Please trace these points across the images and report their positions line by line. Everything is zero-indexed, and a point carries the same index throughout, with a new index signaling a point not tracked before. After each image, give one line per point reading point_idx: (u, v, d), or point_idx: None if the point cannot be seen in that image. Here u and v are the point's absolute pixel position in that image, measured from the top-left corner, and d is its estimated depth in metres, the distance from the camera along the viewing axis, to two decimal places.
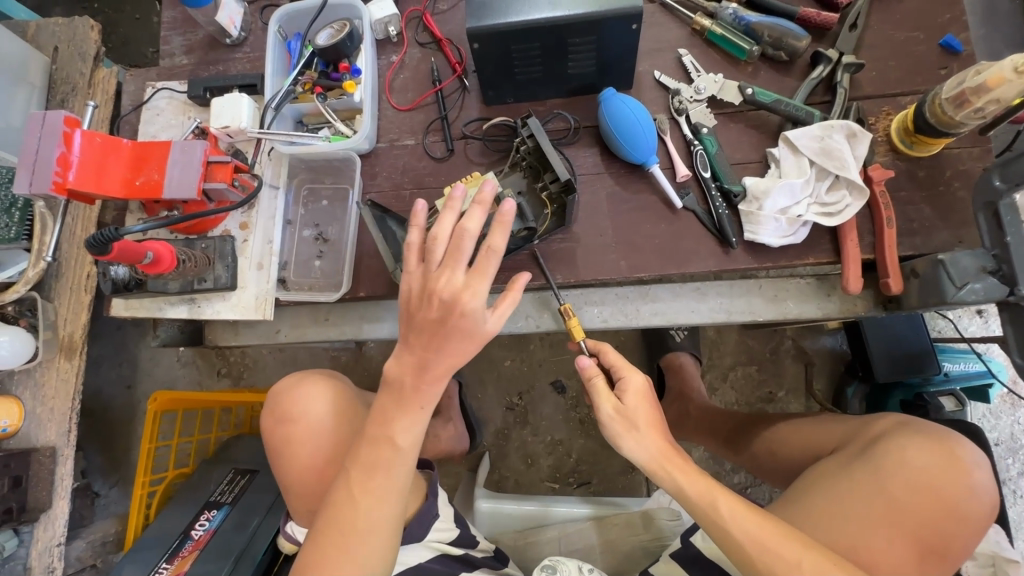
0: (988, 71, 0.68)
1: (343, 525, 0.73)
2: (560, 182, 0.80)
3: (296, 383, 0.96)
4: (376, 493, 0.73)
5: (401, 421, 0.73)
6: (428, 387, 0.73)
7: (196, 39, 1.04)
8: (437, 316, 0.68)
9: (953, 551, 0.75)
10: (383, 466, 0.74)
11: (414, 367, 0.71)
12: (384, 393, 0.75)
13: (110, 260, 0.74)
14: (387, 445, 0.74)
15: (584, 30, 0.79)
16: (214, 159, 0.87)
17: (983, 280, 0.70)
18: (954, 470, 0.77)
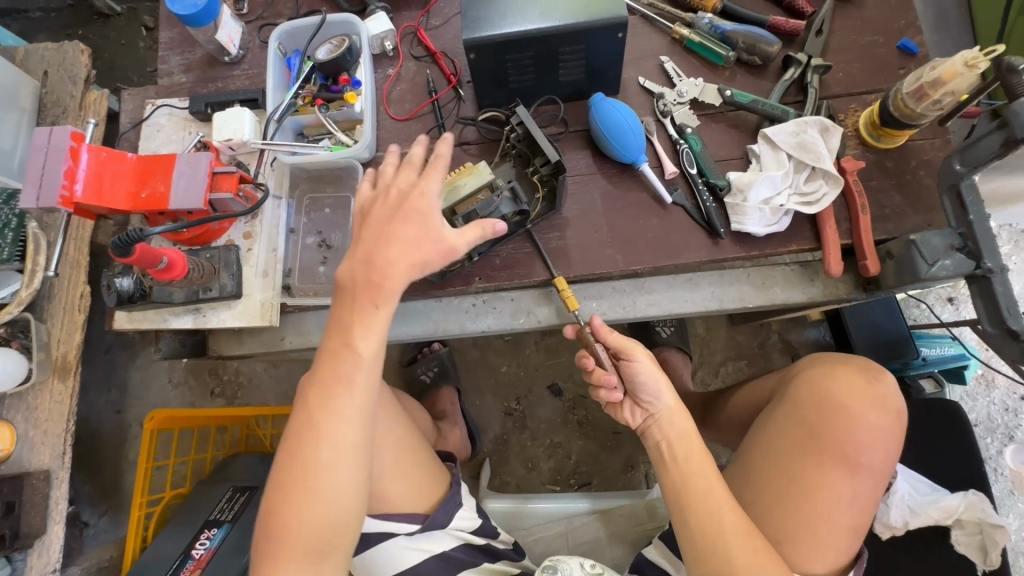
0: (943, 65, 0.74)
1: (308, 455, 0.71)
2: (552, 164, 0.85)
3: None
4: (338, 410, 0.72)
5: (361, 329, 0.74)
6: (390, 288, 0.73)
7: (194, 58, 1.07)
8: (393, 204, 0.76)
9: (879, 467, 0.78)
10: (348, 380, 0.73)
11: (376, 274, 0.73)
12: (335, 313, 0.75)
13: (129, 262, 0.77)
14: (349, 357, 0.73)
15: (572, 40, 0.84)
16: (218, 170, 0.89)
17: (952, 257, 0.75)
18: (861, 391, 0.81)
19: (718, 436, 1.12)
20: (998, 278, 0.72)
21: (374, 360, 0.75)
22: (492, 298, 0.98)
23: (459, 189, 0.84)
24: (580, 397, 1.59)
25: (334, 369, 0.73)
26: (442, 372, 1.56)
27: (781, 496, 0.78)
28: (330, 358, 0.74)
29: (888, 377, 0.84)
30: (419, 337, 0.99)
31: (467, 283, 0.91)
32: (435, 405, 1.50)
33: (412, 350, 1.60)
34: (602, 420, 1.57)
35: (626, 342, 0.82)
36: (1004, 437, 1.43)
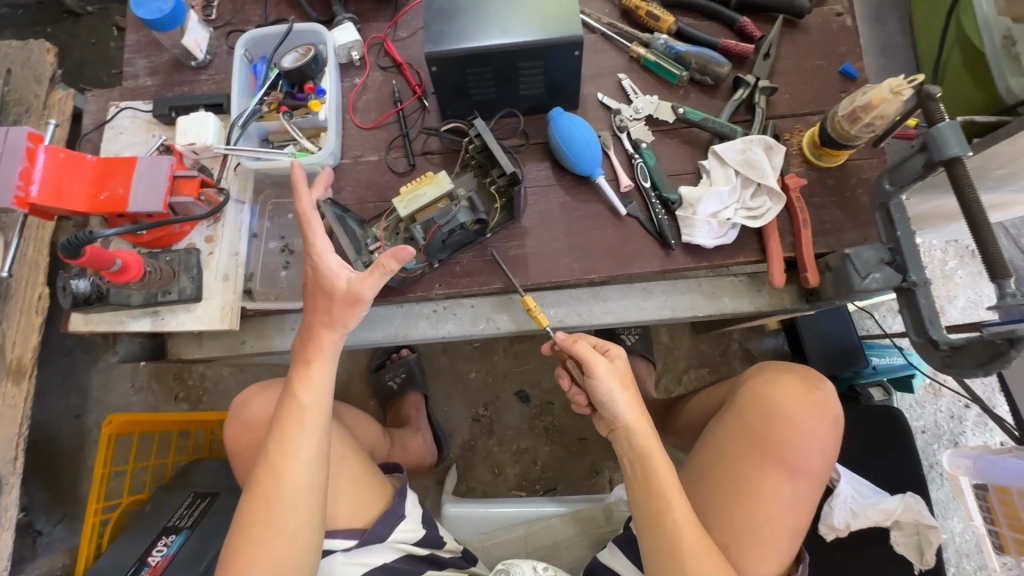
0: (872, 91, 0.79)
1: (269, 501, 0.76)
2: (508, 176, 0.86)
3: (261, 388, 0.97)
4: (293, 456, 0.78)
5: (304, 386, 0.81)
6: (325, 342, 0.81)
7: (160, 61, 1.07)
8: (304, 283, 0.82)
9: (816, 469, 0.81)
10: (298, 427, 0.79)
11: (309, 341, 0.81)
12: (290, 367, 0.83)
13: (78, 264, 0.77)
14: (296, 408, 0.80)
15: (531, 56, 0.87)
16: (180, 174, 0.90)
17: (882, 270, 0.79)
18: (801, 396, 0.84)
19: (676, 441, 1.15)
20: (922, 290, 0.76)
21: (318, 406, 0.81)
22: (452, 305, 0.99)
23: (419, 198, 0.86)
24: (547, 404, 1.61)
25: (285, 422, 0.80)
26: (410, 378, 1.57)
27: (728, 501, 0.80)
28: (281, 413, 0.80)
29: (829, 383, 0.87)
30: (381, 342, 1.00)
31: (428, 289, 0.93)
32: (401, 411, 1.51)
33: (381, 355, 1.60)
34: (568, 426, 1.59)
35: (587, 353, 0.82)
36: (948, 443, 1.50)
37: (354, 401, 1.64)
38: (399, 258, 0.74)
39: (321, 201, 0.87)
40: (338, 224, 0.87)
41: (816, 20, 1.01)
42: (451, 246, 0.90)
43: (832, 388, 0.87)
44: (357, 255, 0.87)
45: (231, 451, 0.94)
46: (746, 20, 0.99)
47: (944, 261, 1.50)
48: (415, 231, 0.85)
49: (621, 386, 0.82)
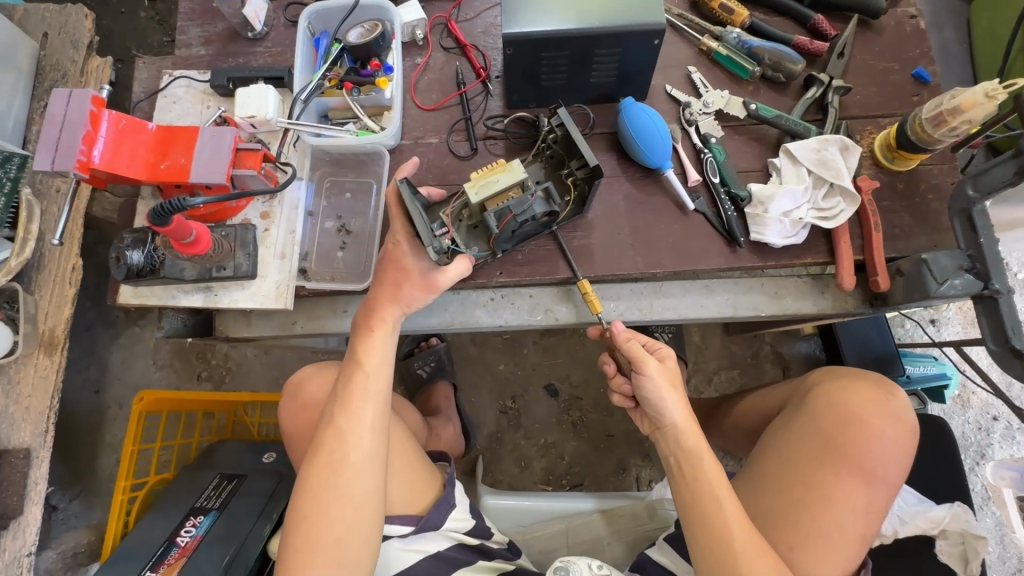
0: (963, 94, 0.78)
1: (334, 466, 0.76)
2: (588, 168, 0.85)
3: (316, 370, 0.96)
4: (355, 422, 0.79)
5: (366, 350, 0.83)
6: (387, 316, 0.85)
7: (215, 31, 1.04)
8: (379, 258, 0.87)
9: (892, 478, 0.84)
10: (360, 394, 0.81)
11: (370, 314, 0.84)
12: (353, 335, 0.85)
13: (163, 233, 0.76)
14: (359, 374, 0.82)
15: (609, 43, 0.85)
16: (243, 146, 0.87)
17: (962, 277, 0.79)
18: (879, 405, 0.87)
19: (724, 442, 1.18)
20: (1005, 298, 0.76)
21: (379, 373, 0.83)
22: (510, 293, 0.98)
23: (492, 184, 0.83)
24: (576, 399, 1.60)
25: (347, 388, 0.81)
26: (439, 367, 1.55)
27: (799, 502, 0.82)
28: (343, 381, 0.82)
29: (902, 394, 0.90)
30: (434, 329, 0.98)
31: (489, 277, 0.93)
32: (431, 400, 1.49)
33: (410, 343, 1.58)
34: (596, 422, 1.58)
35: (636, 351, 0.82)
36: (976, 455, 1.50)
37: None
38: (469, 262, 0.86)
39: (398, 182, 0.82)
40: (414, 205, 0.81)
41: (889, 21, 0.99)
42: (518, 237, 0.90)
43: (906, 400, 0.90)
44: (430, 238, 0.81)
45: (286, 431, 0.94)
46: (820, 17, 0.97)
47: None
48: (488, 219, 0.84)
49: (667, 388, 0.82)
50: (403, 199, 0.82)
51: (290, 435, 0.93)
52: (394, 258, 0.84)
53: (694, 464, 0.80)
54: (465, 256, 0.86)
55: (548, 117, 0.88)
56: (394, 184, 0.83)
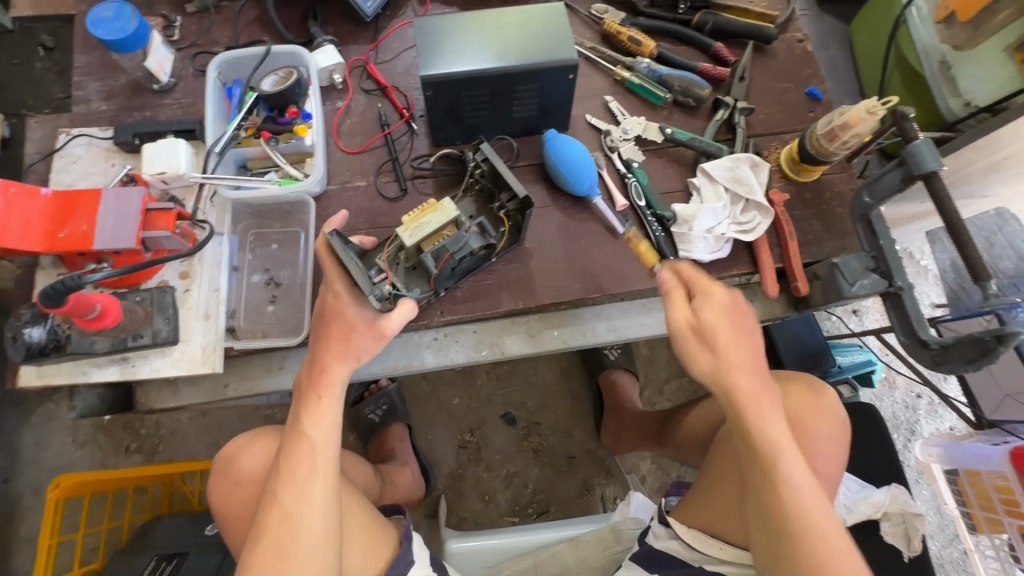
0: (849, 111, 0.84)
1: (288, 547, 0.71)
2: (518, 200, 0.86)
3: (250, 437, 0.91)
4: (306, 497, 0.73)
5: (313, 420, 0.76)
6: (335, 376, 0.78)
7: (117, 84, 0.99)
8: (320, 315, 0.80)
9: (830, 474, 0.88)
10: (309, 468, 0.74)
11: (318, 374, 0.77)
12: (295, 403, 0.78)
13: (57, 312, 0.70)
14: (305, 447, 0.75)
15: (526, 79, 0.87)
16: (153, 206, 0.82)
17: (869, 277, 0.85)
18: (813, 406, 0.91)
19: (675, 452, 1.21)
20: (907, 294, 0.82)
21: (328, 442, 0.77)
22: (454, 331, 0.97)
23: (425, 226, 0.83)
24: (534, 425, 1.59)
25: (292, 462, 0.75)
26: (392, 409, 1.50)
27: None
28: (286, 456, 0.75)
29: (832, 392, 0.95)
30: (378, 376, 0.95)
31: (429, 317, 0.91)
32: (385, 444, 1.44)
33: (359, 387, 1.53)
34: (557, 447, 1.58)
35: (703, 281, 0.76)
36: (907, 432, 1.61)
37: None
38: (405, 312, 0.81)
39: (327, 235, 0.81)
40: (346, 256, 0.80)
41: (781, 46, 1.08)
42: (459, 273, 0.90)
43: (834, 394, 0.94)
44: (370, 286, 0.80)
45: (223, 506, 0.87)
46: (719, 45, 1.04)
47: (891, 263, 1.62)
48: (425, 260, 0.84)
49: (699, 339, 0.74)
50: (334, 251, 0.81)
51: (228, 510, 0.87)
52: (336, 308, 0.79)
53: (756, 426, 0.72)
54: (409, 298, 0.82)
55: (471, 154, 0.90)
56: (324, 239, 0.81)
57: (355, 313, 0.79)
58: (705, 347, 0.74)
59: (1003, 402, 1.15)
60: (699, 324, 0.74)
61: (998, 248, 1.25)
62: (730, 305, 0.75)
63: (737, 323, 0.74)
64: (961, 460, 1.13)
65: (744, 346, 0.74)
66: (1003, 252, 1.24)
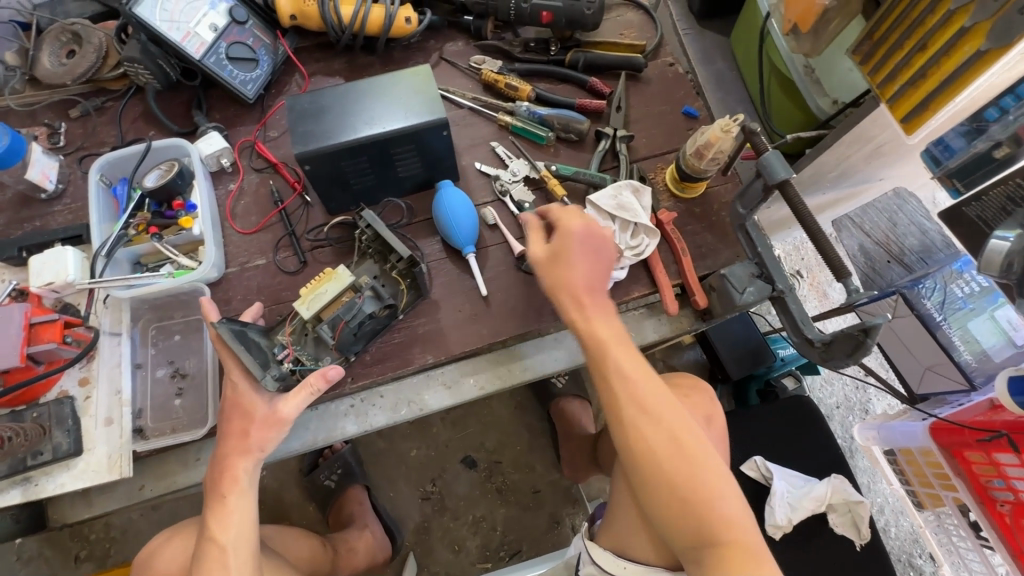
0: (708, 131, 0.89)
1: None
2: (406, 259, 0.87)
3: (167, 537, 0.89)
4: None
5: (221, 523, 0.75)
6: (239, 471, 0.76)
7: (4, 198, 0.99)
8: (222, 417, 0.78)
9: None
10: (221, 573, 0.73)
11: (221, 475, 0.76)
12: (205, 504, 0.76)
13: None
14: (216, 551, 0.74)
15: (401, 141, 0.90)
16: (37, 319, 0.81)
17: (755, 283, 0.88)
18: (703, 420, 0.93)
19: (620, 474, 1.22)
20: (790, 296, 0.85)
21: (239, 542, 0.75)
22: (370, 395, 0.96)
23: (321, 296, 0.84)
24: (495, 464, 1.58)
25: (204, 570, 0.73)
26: (348, 472, 1.47)
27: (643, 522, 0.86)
28: (196, 565, 0.74)
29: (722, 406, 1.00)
30: (299, 452, 0.93)
31: (341, 386, 0.90)
32: (343, 510, 1.42)
33: (312, 455, 1.50)
34: (520, 483, 1.56)
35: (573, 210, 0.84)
36: (860, 413, 1.63)
37: (290, 510, 1.52)
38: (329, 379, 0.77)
39: (216, 325, 0.76)
40: (236, 342, 0.75)
41: (654, 72, 1.13)
42: (363, 337, 0.88)
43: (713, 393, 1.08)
44: (263, 369, 0.77)
45: None
46: (594, 79, 1.09)
47: (815, 251, 1.67)
48: (322, 331, 0.84)
49: (562, 294, 0.80)
50: (225, 340, 0.76)
51: None
52: (235, 402, 0.77)
53: (615, 374, 0.76)
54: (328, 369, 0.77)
55: (358, 220, 0.91)
56: (213, 328, 0.77)
57: (254, 403, 0.77)
58: (564, 290, 0.80)
59: (925, 374, 1.18)
60: (564, 260, 0.80)
61: (899, 227, 1.23)
62: (589, 232, 0.81)
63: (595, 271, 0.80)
64: (894, 440, 1.16)
65: (601, 285, 0.81)
66: (905, 230, 1.22)
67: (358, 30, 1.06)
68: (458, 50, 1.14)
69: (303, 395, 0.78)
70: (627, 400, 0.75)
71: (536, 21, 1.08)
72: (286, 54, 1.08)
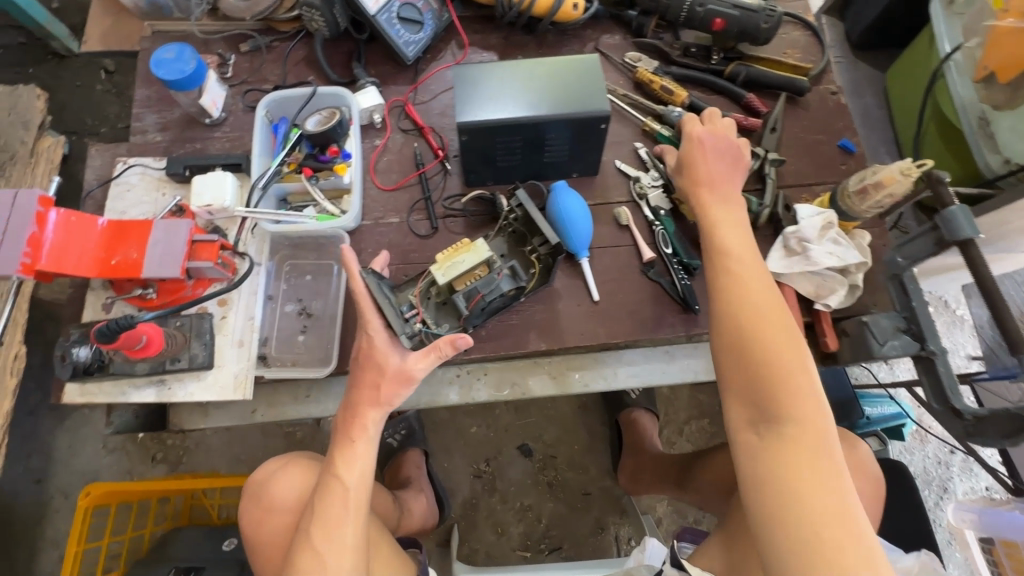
0: (883, 171, 0.84)
1: None
2: (550, 244, 0.90)
3: (279, 467, 0.94)
4: (336, 538, 0.75)
5: (346, 463, 0.78)
6: (369, 421, 0.78)
7: (172, 117, 1.05)
8: (354, 365, 0.80)
9: None
10: (341, 510, 0.76)
11: (352, 420, 0.78)
12: (331, 443, 0.79)
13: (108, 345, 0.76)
14: (337, 488, 0.77)
15: (560, 127, 0.89)
16: (198, 238, 0.86)
17: (900, 338, 0.84)
18: None
19: (697, 499, 1.21)
20: (940, 359, 0.81)
21: (358, 487, 0.78)
22: (476, 368, 0.97)
23: (458, 265, 0.83)
24: (550, 458, 1.58)
25: (324, 504, 0.76)
26: (411, 435, 1.51)
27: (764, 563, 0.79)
28: (318, 495, 0.77)
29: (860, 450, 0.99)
30: (402, 409, 0.97)
31: (454, 356, 0.91)
32: (401, 470, 1.45)
33: None
34: (572, 482, 1.56)
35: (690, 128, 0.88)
36: (938, 490, 1.54)
37: None
38: (457, 345, 0.75)
39: (363, 273, 0.81)
40: (382, 295, 0.80)
41: (814, 98, 1.08)
42: (488, 312, 0.90)
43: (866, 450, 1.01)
44: (401, 326, 0.81)
45: (248, 532, 0.90)
46: (752, 96, 1.05)
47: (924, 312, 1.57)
48: (457, 300, 0.85)
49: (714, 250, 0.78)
50: (370, 291, 0.80)
51: (250, 534, 0.90)
52: (369, 357, 0.78)
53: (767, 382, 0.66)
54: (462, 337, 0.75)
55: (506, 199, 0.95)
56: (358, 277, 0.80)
57: (389, 357, 0.77)
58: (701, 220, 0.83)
59: None
60: (711, 183, 0.84)
61: None
62: (719, 144, 0.87)
63: (753, 253, 0.77)
64: (999, 529, 1.08)
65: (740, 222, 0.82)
66: None
67: (525, 9, 1.05)
68: (615, 43, 1.12)
69: (433, 358, 0.77)
70: (780, 417, 0.65)
71: (705, 27, 1.05)
72: (449, 20, 1.10)
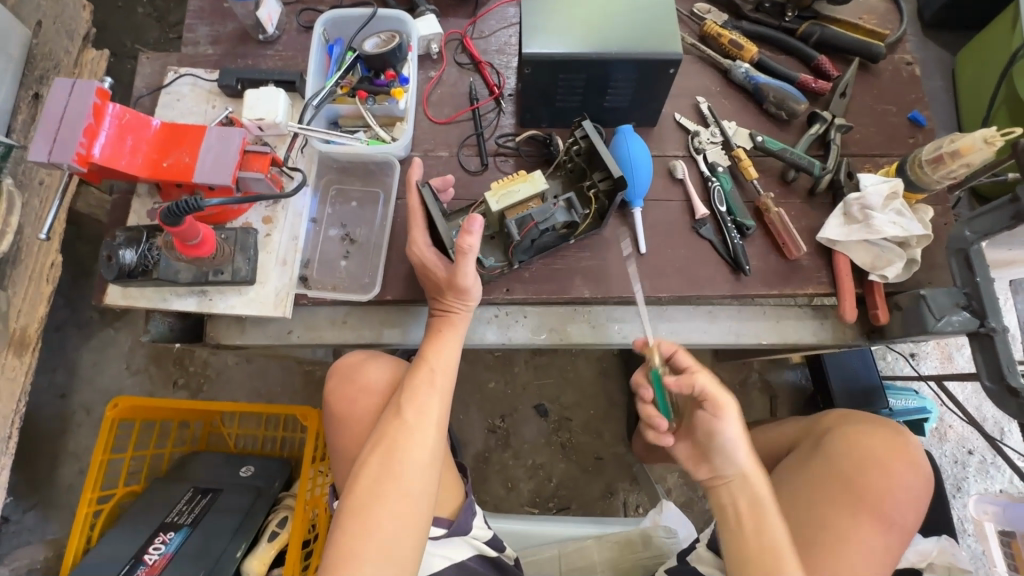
0: (963, 139, 0.80)
1: (400, 455, 0.75)
2: (612, 180, 0.85)
3: (367, 357, 0.92)
4: (423, 411, 0.78)
5: (435, 349, 0.83)
6: (456, 318, 0.85)
7: (225, 30, 1.03)
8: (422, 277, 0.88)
9: (906, 526, 0.80)
10: (429, 389, 0.80)
11: (441, 316, 0.85)
12: (425, 334, 0.86)
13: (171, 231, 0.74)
14: (425, 370, 0.82)
15: (626, 67, 0.86)
16: (250, 148, 0.85)
17: (959, 314, 0.81)
18: (900, 450, 0.84)
19: None
20: (1000, 337, 0.78)
21: (446, 371, 0.83)
22: (515, 310, 0.97)
23: (513, 194, 0.83)
24: (565, 420, 1.58)
25: (414, 383, 0.81)
26: None
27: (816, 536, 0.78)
28: (409, 373, 0.82)
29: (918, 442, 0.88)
30: None
31: (496, 295, 0.90)
32: None
33: None
34: (585, 445, 1.57)
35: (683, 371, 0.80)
36: (953, 488, 1.52)
37: None
38: (472, 229, 0.75)
39: (421, 188, 0.87)
40: (435, 209, 0.85)
41: (887, 67, 1.04)
42: (536, 249, 0.88)
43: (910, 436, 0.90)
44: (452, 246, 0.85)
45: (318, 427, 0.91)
46: (823, 58, 1.01)
47: None
48: (510, 226, 0.83)
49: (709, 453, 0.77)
50: (424, 204, 0.86)
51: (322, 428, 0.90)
52: (421, 266, 0.83)
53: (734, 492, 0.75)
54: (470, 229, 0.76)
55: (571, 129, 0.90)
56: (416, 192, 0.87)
57: (436, 266, 0.82)
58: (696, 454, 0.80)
59: None
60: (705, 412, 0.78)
61: None
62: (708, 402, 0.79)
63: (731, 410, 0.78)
64: None
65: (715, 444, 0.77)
66: None
67: None
68: None
69: (470, 260, 0.78)
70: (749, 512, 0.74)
71: None
72: None
